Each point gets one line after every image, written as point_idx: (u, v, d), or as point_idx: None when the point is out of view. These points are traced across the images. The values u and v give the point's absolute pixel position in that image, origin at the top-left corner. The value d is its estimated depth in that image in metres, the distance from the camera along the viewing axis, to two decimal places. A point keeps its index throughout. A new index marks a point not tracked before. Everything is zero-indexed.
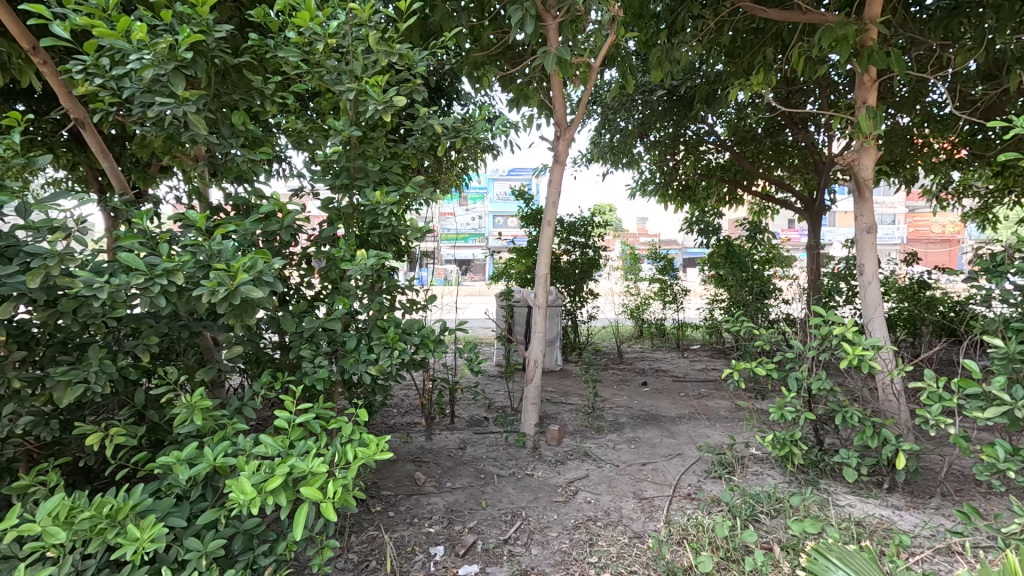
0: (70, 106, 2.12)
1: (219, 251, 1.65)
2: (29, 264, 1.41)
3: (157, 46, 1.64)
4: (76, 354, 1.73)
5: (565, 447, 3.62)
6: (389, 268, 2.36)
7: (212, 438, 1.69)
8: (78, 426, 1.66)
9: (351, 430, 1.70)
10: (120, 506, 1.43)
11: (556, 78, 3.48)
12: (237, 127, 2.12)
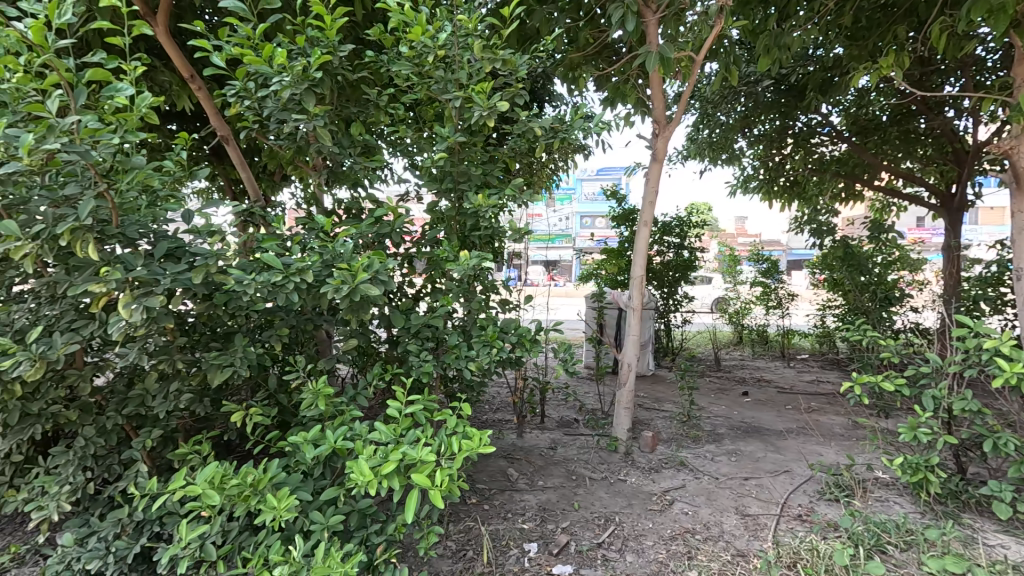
0: (219, 126, 2.40)
1: (341, 252, 1.81)
2: (194, 263, 1.64)
3: (294, 68, 1.82)
4: (223, 342, 1.98)
5: (659, 455, 3.51)
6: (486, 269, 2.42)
7: (332, 422, 1.85)
8: (225, 405, 1.90)
9: (456, 423, 1.77)
10: (260, 477, 1.62)
11: (655, 75, 3.37)
12: (354, 137, 2.30)
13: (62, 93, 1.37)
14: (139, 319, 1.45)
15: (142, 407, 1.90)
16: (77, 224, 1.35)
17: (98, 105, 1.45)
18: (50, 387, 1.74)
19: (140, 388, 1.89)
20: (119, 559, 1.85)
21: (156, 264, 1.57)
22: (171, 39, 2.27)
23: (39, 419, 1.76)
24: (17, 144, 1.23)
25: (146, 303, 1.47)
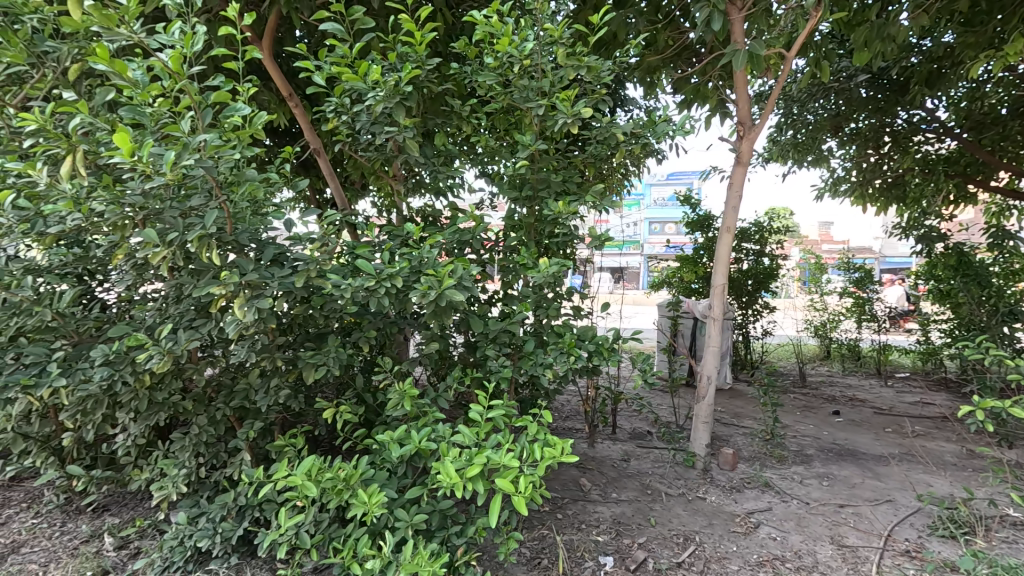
0: (310, 140, 2.55)
1: (428, 259, 1.87)
2: (297, 267, 1.75)
3: (388, 83, 1.90)
4: (317, 342, 2.10)
5: (741, 474, 3.32)
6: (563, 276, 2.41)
7: (417, 423, 1.91)
8: (318, 402, 2.01)
9: (536, 430, 1.76)
10: (352, 473, 1.70)
11: (741, 74, 3.23)
12: (438, 147, 2.38)
13: (192, 115, 1.50)
14: (252, 319, 1.56)
15: (247, 400, 2.06)
16: (203, 232, 1.48)
17: (220, 124, 1.57)
18: (172, 379, 1.92)
19: (244, 383, 2.04)
20: (225, 540, 2.01)
21: (264, 268, 1.69)
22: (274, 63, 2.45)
23: (161, 408, 1.95)
24: (159, 162, 1.36)
25: (258, 304, 1.58)
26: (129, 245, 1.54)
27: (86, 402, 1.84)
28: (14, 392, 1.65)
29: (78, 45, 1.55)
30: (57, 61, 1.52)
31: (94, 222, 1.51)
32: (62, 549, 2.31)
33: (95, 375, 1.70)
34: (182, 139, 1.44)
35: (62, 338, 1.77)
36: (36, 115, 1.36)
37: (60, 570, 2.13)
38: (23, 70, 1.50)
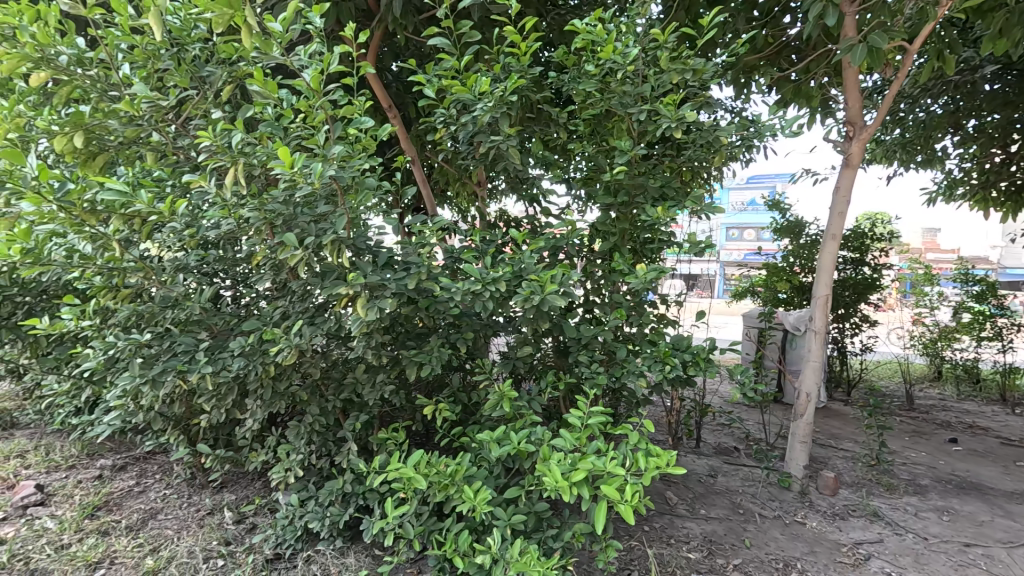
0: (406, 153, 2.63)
1: (532, 265, 1.90)
2: (409, 269, 1.85)
3: (496, 93, 1.93)
4: (419, 341, 2.19)
5: (844, 500, 3.08)
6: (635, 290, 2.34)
7: (515, 425, 1.95)
8: (420, 399, 2.10)
9: (638, 439, 1.74)
10: (457, 469, 1.77)
11: (852, 70, 3.01)
12: (535, 154, 2.40)
13: (326, 130, 1.63)
14: (373, 319, 1.66)
15: (355, 394, 2.19)
16: (336, 236, 1.60)
17: (347, 136, 1.69)
18: (292, 371, 2.08)
19: (353, 377, 2.17)
20: (332, 523, 2.16)
21: (381, 271, 1.79)
22: (376, 77, 2.56)
23: (282, 397, 2.12)
24: (302, 173, 1.49)
25: (379, 303, 1.68)
26: (269, 248, 1.70)
27: (222, 388, 2.04)
28: (169, 377, 1.86)
29: (230, 68, 1.73)
30: (213, 83, 1.70)
31: (241, 226, 1.68)
32: (190, 519, 2.57)
33: (235, 365, 1.88)
34: (320, 152, 1.57)
35: (205, 330, 1.97)
36: (203, 133, 1.54)
37: (189, 537, 2.37)
38: (187, 92, 1.69)
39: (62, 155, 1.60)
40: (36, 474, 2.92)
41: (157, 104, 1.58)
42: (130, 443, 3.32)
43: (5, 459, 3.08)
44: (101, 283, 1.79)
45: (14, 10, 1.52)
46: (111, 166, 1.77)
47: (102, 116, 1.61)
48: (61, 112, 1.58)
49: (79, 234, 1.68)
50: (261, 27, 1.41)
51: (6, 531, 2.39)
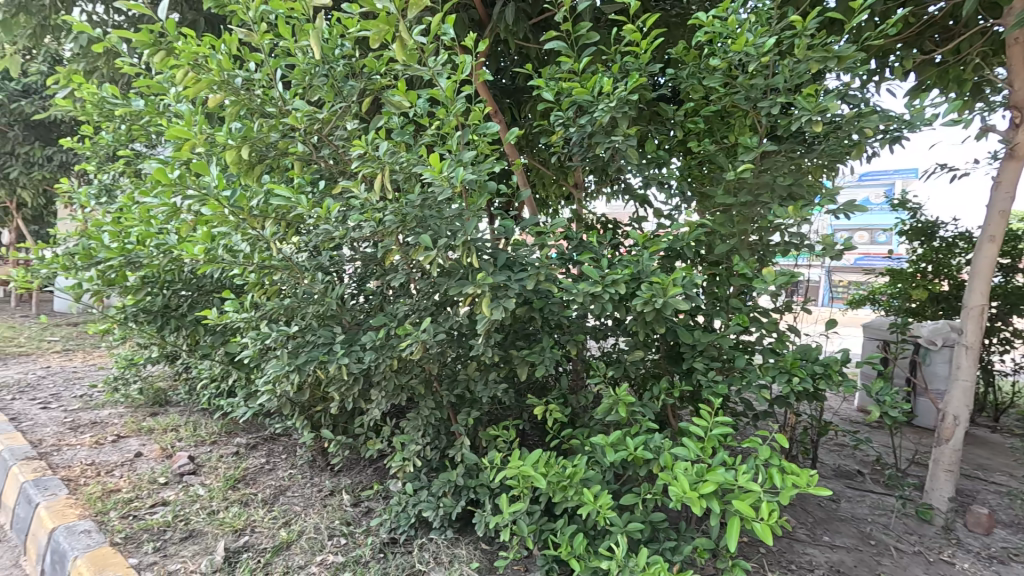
0: (512, 155, 2.50)
1: (651, 267, 1.87)
2: (528, 270, 1.88)
3: (618, 93, 1.90)
4: (530, 341, 2.22)
5: (1002, 542, 2.67)
6: (740, 291, 2.20)
7: (631, 431, 1.91)
8: (532, 398, 2.13)
9: (771, 454, 1.64)
10: (575, 471, 1.77)
11: (1021, 47, 2.62)
12: (648, 154, 2.34)
13: (457, 135, 1.72)
14: (498, 318, 1.71)
15: (468, 391, 2.26)
16: (466, 237, 1.69)
17: (475, 141, 1.76)
18: (413, 366, 2.20)
19: (466, 374, 2.25)
20: (445, 514, 2.23)
21: (503, 271, 1.84)
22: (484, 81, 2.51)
23: (402, 390, 2.24)
24: (439, 177, 1.58)
25: (503, 303, 1.73)
26: (403, 248, 1.82)
27: (351, 378, 2.20)
28: (312, 365, 2.07)
29: (370, 82, 1.87)
30: (354, 96, 1.83)
31: (378, 228, 1.81)
32: (313, 498, 2.79)
33: (366, 358, 2.04)
34: (455, 157, 1.67)
35: (338, 324, 2.15)
36: (352, 143, 1.68)
37: (315, 515, 2.57)
38: (334, 105, 1.85)
39: (232, 165, 1.81)
40: (187, 446, 3.33)
41: (313, 117, 1.75)
42: (260, 425, 3.68)
43: (163, 432, 3.54)
44: (256, 279, 2.00)
45: (200, 41, 1.75)
46: (266, 173, 1.98)
47: (265, 130, 1.80)
48: (233, 127, 1.80)
49: (243, 235, 1.89)
50: (409, 42, 1.52)
51: (168, 494, 2.74)
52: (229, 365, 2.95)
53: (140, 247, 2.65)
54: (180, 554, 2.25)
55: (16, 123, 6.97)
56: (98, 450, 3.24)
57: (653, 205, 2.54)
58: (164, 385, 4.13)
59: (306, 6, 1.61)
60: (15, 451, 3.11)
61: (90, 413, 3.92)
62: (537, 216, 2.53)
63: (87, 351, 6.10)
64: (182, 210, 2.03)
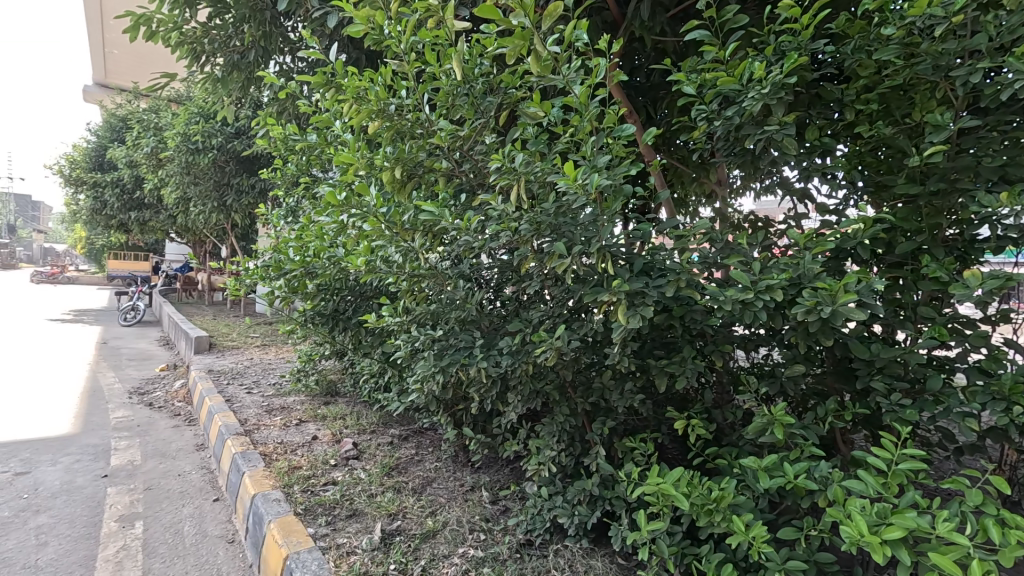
0: (648, 156, 2.41)
1: (814, 271, 1.64)
2: (667, 276, 1.78)
3: (770, 78, 1.71)
4: (670, 351, 2.10)
5: None
6: (934, 297, 1.83)
7: (790, 456, 1.70)
8: (672, 411, 2.01)
9: (982, 501, 1.33)
10: (723, 495, 1.64)
11: None
12: (808, 142, 2.07)
13: (592, 140, 1.69)
14: (636, 326, 1.65)
15: (603, 399, 2.21)
16: (602, 244, 1.66)
17: (610, 145, 1.72)
18: (548, 372, 2.22)
19: (601, 383, 2.20)
20: (580, 523, 2.21)
21: (640, 276, 1.77)
22: (620, 85, 2.38)
23: (539, 394, 2.28)
24: (576, 184, 1.59)
25: (640, 311, 1.66)
26: (538, 256, 1.85)
27: (490, 381, 2.30)
28: (455, 367, 2.21)
29: (506, 95, 1.93)
30: (492, 112, 1.92)
31: (515, 236, 1.86)
32: (455, 492, 2.96)
33: (504, 362, 2.12)
34: (590, 163, 1.66)
35: (477, 328, 2.29)
36: (494, 157, 1.77)
37: (457, 508, 2.72)
38: (474, 122, 1.96)
39: (388, 183, 2.03)
40: (352, 433, 3.77)
41: (455, 135, 1.89)
42: (409, 418, 4.03)
43: (333, 419, 4.06)
44: (407, 286, 2.20)
45: (362, 76, 1.97)
46: (415, 190, 2.16)
47: (414, 150, 1.97)
48: (388, 150, 2.00)
49: (397, 246, 2.09)
50: (543, 53, 1.55)
51: (337, 474, 3.13)
52: (385, 364, 3.28)
53: (316, 259, 3.09)
54: (346, 529, 2.54)
55: (232, 159, 8.58)
56: (286, 431, 3.83)
57: (815, 199, 2.23)
58: (335, 378, 4.75)
59: (450, 31, 1.72)
60: (229, 427, 3.81)
61: (280, 399, 4.66)
62: (678, 218, 2.39)
63: (278, 345, 7.29)
64: (347, 225, 2.30)
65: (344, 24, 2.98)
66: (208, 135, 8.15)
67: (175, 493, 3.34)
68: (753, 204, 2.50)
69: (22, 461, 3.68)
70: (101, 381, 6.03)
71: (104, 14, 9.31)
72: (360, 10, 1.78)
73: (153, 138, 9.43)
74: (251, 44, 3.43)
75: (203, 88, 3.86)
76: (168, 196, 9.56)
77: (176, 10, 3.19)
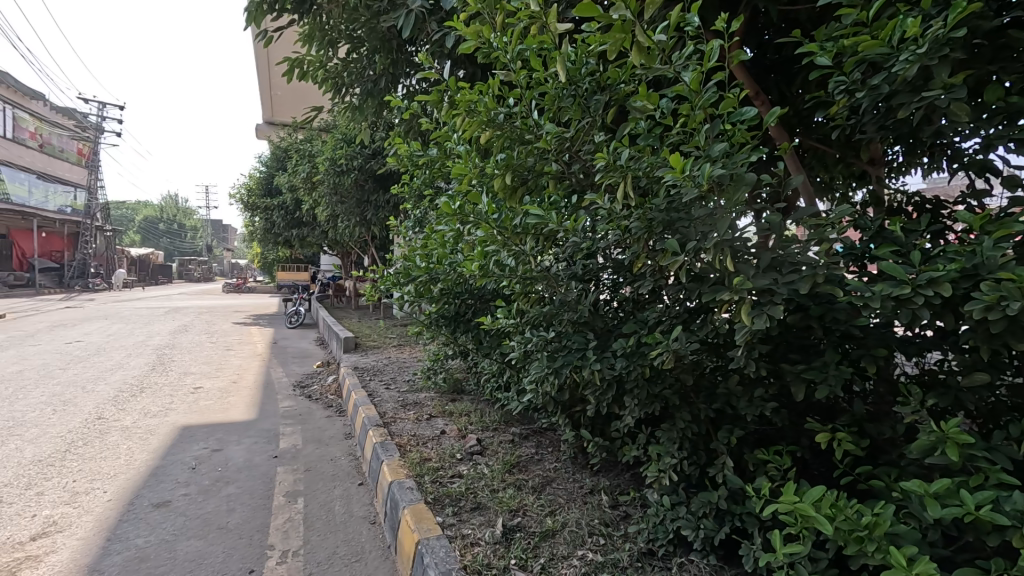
0: (778, 138, 2.15)
1: (999, 261, 1.35)
2: (801, 271, 1.59)
3: (929, 35, 1.45)
4: (808, 354, 1.88)
5: None
6: None
7: (968, 483, 1.43)
8: (811, 422, 1.79)
9: None
10: (877, 522, 1.43)
11: None
12: (989, 105, 1.71)
13: (706, 129, 1.58)
14: (762, 328, 1.51)
15: (729, 406, 2.05)
16: (719, 239, 1.55)
17: (728, 132, 1.59)
18: (666, 375, 2.12)
19: (726, 389, 2.04)
20: (706, 537, 2.06)
21: (766, 273, 1.61)
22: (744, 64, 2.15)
23: (657, 399, 2.19)
24: (690, 178, 1.51)
25: (768, 311, 1.52)
26: (651, 254, 1.78)
27: (605, 383, 2.26)
28: (568, 369, 2.22)
29: (614, 92, 1.88)
30: (600, 110, 1.89)
31: (625, 236, 1.81)
32: (575, 493, 2.95)
33: (618, 364, 2.08)
34: (704, 153, 1.56)
35: (590, 329, 2.27)
36: (602, 157, 1.75)
37: (577, 510, 2.72)
38: (580, 122, 1.95)
39: (500, 190, 2.12)
40: (476, 430, 3.96)
41: (562, 137, 1.91)
42: (530, 418, 4.12)
43: (459, 415, 4.31)
44: (521, 289, 2.26)
45: (473, 90, 2.08)
46: (526, 194, 2.20)
47: (524, 156, 2.02)
48: (499, 157, 2.07)
49: (509, 250, 2.19)
50: (647, 43, 1.50)
51: (462, 468, 3.31)
52: (505, 364, 3.40)
53: (438, 266, 3.31)
54: (471, 521, 2.67)
55: (370, 178, 9.57)
56: (418, 425, 4.14)
57: (1002, 172, 1.83)
58: (460, 376, 5.03)
59: (555, 35, 1.72)
60: (370, 419, 4.23)
61: (413, 395, 5.06)
62: (817, 205, 2.08)
63: (411, 345, 7.93)
64: (466, 233, 2.44)
65: (460, 42, 3.15)
66: (350, 158, 9.19)
67: (328, 475, 3.80)
68: (916, 184, 2.13)
69: (217, 440, 4.47)
70: (273, 375, 7.08)
71: (270, 62, 10.97)
72: (470, 27, 1.88)
73: (309, 165, 10.86)
74: (382, 73, 3.79)
75: (345, 116, 4.36)
76: (321, 214, 10.94)
77: (322, 50, 3.67)
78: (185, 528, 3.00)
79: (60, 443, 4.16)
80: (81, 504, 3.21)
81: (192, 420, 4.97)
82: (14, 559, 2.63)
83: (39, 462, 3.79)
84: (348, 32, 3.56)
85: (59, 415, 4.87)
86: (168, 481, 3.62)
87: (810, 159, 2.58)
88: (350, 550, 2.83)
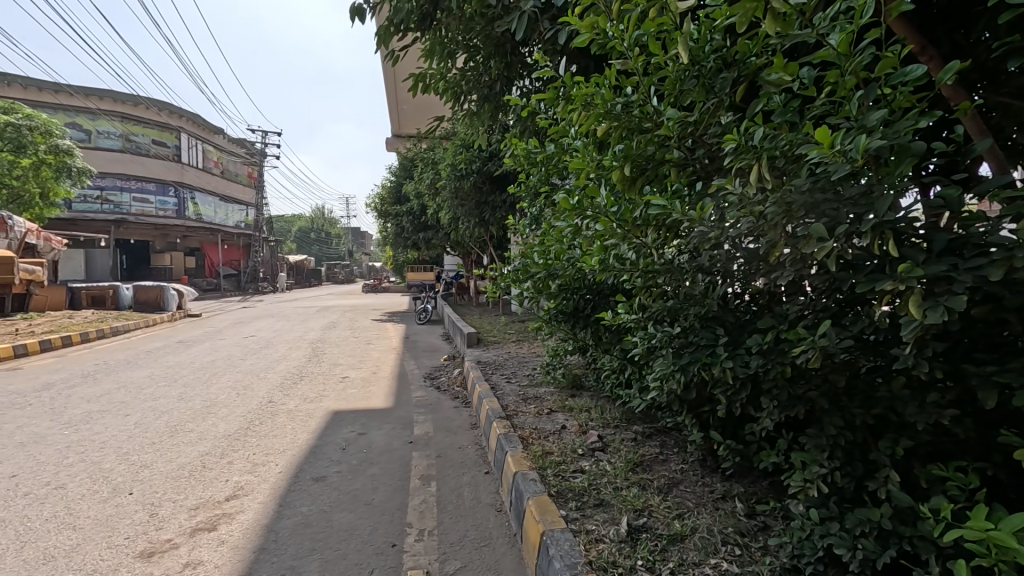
0: (953, 98, 1.74)
1: None
2: (990, 254, 1.33)
3: None
4: (1000, 354, 1.56)
5: None
6: None
7: None
8: (1008, 435, 1.49)
9: None
10: None
11: None
12: None
13: (859, 96, 1.39)
14: (940, 322, 1.28)
15: (892, 412, 1.79)
16: (877, 221, 1.38)
17: (888, 96, 1.37)
18: (811, 375, 1.95)
19: (888, 393, 1.78)
20: (865, 561, 1.80)
21: (942, 258, 1.37)
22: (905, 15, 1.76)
23: (800, 402, 1.98)
24: (845, 154, 1.34)
25: (946, 302, 1.29)
26: (790, 242, 1.59)
27: (738, 382, 2.10)
28: (695, 366, 2.14)
29: (743, 67, 1.73)
30: (726, 89, 1.78)
31: (759, 223, 1.66)
32: (705, 498, 2.79)
33: (753, 363, 1.96)
34: (857, 123, 1.38)
35: (720, 325, 2.14)
36: (733, 139, 1.63)
37: (708, 516, 2.57)
38: (705, 104, 1.85)
39: (618, 182, 2.06)
40: (598, 426, 3.93)
41: (685, 122, 1.83)
42: (653, 416, 3.98)
43: (579, 411, 4.31)
44: (643, 283, 2.21)
45: (589, 83, 2.06)
46: (647, 184, 2.12)
47: (643, 145, 1.95)
48: (617, 149, 2.03)
49: (629, 244, 2.17)
50: (785, 8, 1.35)
51: (584, 463, 3.31)
52: (626, 360, 3.33)
53: (557, 262, 3.35)
54: (594, 517, 2.66)
55: (487, 179, 9.99)
56: (539, 419, 4.22)
57: None
58: (579, 372, 5.03)
59: (676, 14, 1.64)
60: (494, 412, 4.41)
61: (534, 389, 5.16)
62: (1010, 173, 1.68)
63: (531, 340, 8.11)
64: (585, 227, 2.47)
65: (572, 36, 3.14)
66: (470, 161, 9.66)
67: (458, 463, 4.03)
68: None
69: (362, 425, 4.99)
70: (407, 367, 7.70)
71: (397, 79, 11.96)
72: (585, 21, 1.87)
73: (431, 172, 11.60)
74: (497, 78, 3.92)
75: (464, 124, 4.59)
76: (444, 217, 11.66)
77: (442, 63, 3.90)
78: (338, 501, 3.39)
79: (243, 422, 4.95)
80: (260, 473, 3.80)
81: (341, 405, 5.61)
82: (215, 515, 3.19)
83: (229, 436, 4.55)
84: (464, 42, 3.72)
85: (241, 398, 5.80)
86: (325, 459, 4.12)
87: (1000, 118, 2.09)
88: (479, 535, 2.98)
